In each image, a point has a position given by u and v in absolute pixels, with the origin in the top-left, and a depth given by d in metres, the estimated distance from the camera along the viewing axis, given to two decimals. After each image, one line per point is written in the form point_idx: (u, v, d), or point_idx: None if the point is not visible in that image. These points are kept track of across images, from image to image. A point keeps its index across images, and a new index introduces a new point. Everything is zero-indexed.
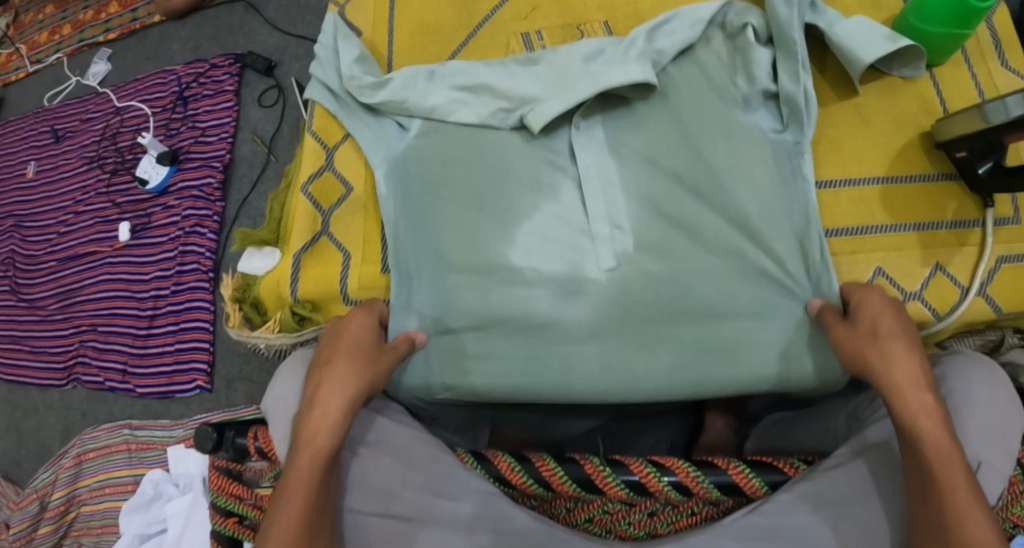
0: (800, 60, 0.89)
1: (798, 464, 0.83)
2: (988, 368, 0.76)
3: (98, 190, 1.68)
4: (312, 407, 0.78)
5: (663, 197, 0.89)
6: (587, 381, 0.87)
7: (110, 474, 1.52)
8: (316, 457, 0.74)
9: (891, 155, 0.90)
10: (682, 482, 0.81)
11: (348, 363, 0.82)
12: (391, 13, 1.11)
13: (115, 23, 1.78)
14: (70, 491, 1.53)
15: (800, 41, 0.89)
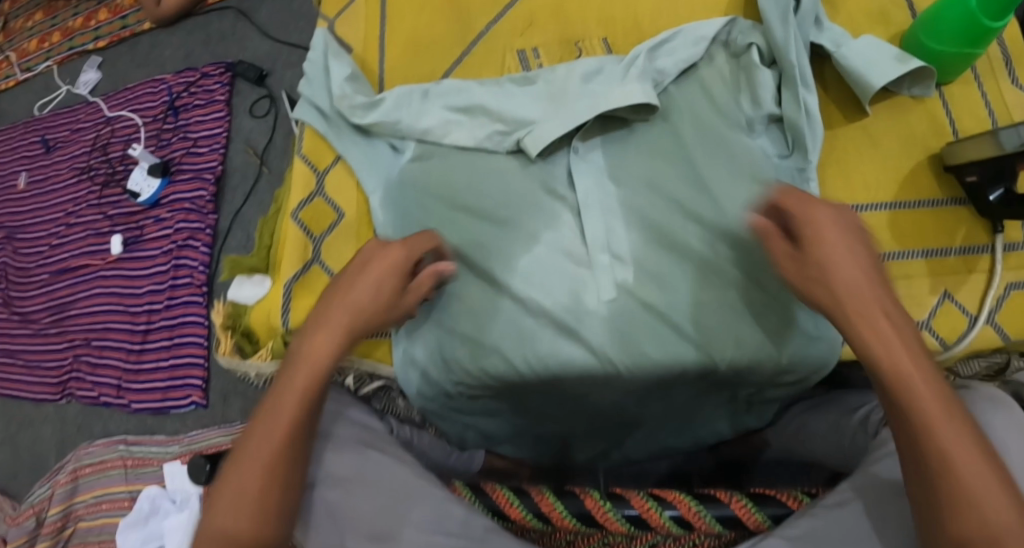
0: (803, 82, 0.87)
1: (800, 497, 0.81)
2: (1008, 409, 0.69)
3: (90, 202, 1.65)
4: (302, 359, 0.76)
5: (666, 224, 0.87)
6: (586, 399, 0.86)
7: (106, 491, 1.49)
8: (292, 417, 0.72)
9: (900, 179, 0.87)
10: (683, 515, 0.80)
11: (349, 316, 0.77)
12: (382, 29, 1.07)
13: (105, 30, 1.75)
14: (67, 507, 1.50)
15: (801, 64, 0.87)
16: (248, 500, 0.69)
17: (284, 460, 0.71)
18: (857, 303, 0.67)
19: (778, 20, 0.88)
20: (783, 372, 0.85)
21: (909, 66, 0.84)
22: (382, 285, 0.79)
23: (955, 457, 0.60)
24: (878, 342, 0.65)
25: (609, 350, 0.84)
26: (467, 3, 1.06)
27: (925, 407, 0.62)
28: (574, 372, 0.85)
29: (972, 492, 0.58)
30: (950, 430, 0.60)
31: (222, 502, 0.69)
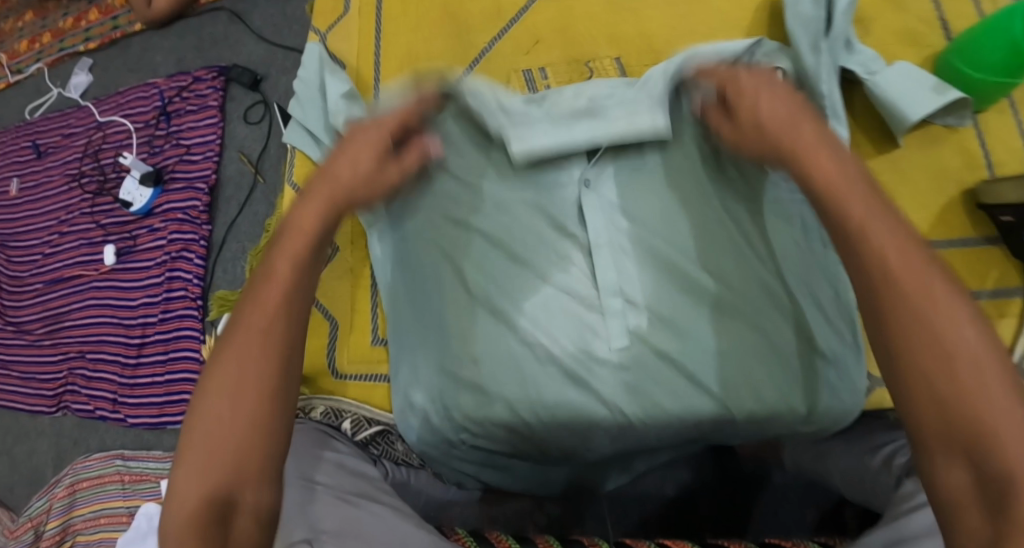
0: (833, 111, 0.80)
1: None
2: None
3: (82, 210, 1.60)
4: (290, 233, 0.73)
5: (684, 265, 0.82)
6: (594, 436, 0.82)
7: (104, 505, 1.45)
8: (282, 309, 0.68)
9: (930, 217, 0.81)
10: None
11: (334, 194, 0.75)
12: (376, 44, 1.01)
13: (96, 32, 1.69)
14: (65, 521, 1.47)
15: (831, 94, 0.81)
16: (244, 416, 0.64)
17: (275, 361, 0.66)
18: (793, 140, 0.69)
19: (809, 48, 0.81)
20: (802, 423, 0.81)
21: (947, 97, 0.79)
22: (372, 163, 0.78)
23: (960, 379, 0.57)
24: (824, 177, 0.66)
25: (620, 401, 0.80)
26: (466, 17, 1.00)
27: (925, 332, 0.58)
28: (583, 422, 0.81)
29: (985, 417, 0.55)
30: (951, 342, 0.57)
31: (209, 425, 0.63)
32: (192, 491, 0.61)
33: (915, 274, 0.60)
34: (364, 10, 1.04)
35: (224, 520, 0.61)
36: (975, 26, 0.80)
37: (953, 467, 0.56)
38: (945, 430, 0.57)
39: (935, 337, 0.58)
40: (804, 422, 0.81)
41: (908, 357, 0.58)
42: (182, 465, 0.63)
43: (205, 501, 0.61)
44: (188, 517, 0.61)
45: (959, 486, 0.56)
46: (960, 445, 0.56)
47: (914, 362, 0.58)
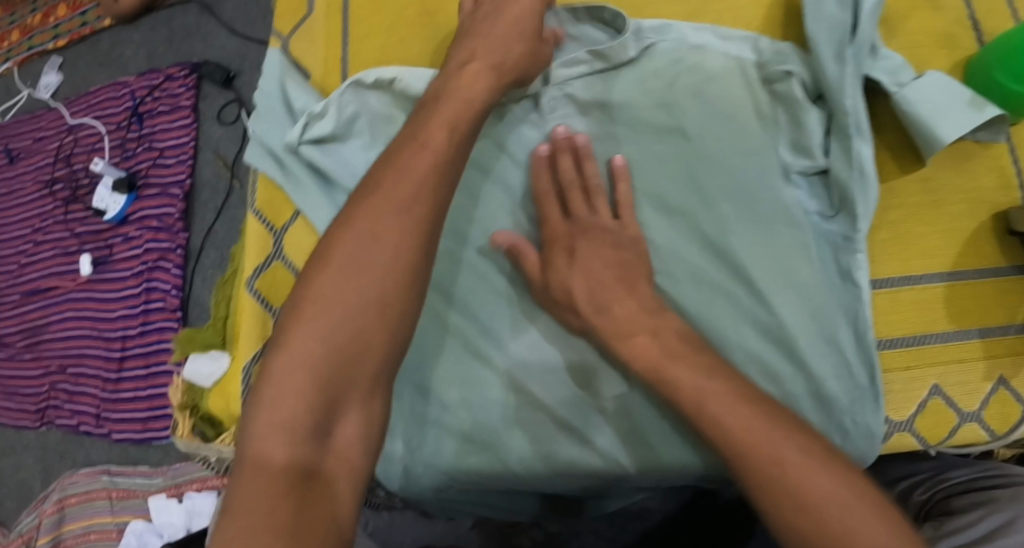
0: (855, 128, 0.71)
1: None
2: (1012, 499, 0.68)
3: (55, 217, 1.51)
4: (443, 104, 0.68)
5: (694, 307, 0.72)
6: (589, 486, 0.74)
7: (95, 521, 1.34)
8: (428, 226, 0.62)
9: (959, 245, 0.76)
10: None
11: (495, 74, 0.71)
12: (345, 50, 0.89)
13: (64, 28, 1.59)
14: (55, 536, 1.34)
15: (857, 108, 0.71)
16: (363, 311, 0.57)
17: (410, 262, 0.60)
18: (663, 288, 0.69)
19: (832, 56, 0.72)
20: None
21: (984, 113, 0.72)
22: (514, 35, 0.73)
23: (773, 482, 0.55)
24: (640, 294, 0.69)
25: (618, 451, 0.73)
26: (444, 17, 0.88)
27: (767, 478, 0.55)
28: (578, 476, 0.74)
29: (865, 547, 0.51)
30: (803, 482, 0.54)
31: (338, 306, 0.57)
32: (300, 381, 0.55)
33: (742, 430, 0.57)
34: (330, 9, 0.91)
35: (333, 414, 0.56)
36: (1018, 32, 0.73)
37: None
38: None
39: (790, 488, 0.54)
40: None
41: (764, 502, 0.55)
42: (300, 347, 0.56)
43: (314, 405, 0.55)
44: (294, 405, 0.54)
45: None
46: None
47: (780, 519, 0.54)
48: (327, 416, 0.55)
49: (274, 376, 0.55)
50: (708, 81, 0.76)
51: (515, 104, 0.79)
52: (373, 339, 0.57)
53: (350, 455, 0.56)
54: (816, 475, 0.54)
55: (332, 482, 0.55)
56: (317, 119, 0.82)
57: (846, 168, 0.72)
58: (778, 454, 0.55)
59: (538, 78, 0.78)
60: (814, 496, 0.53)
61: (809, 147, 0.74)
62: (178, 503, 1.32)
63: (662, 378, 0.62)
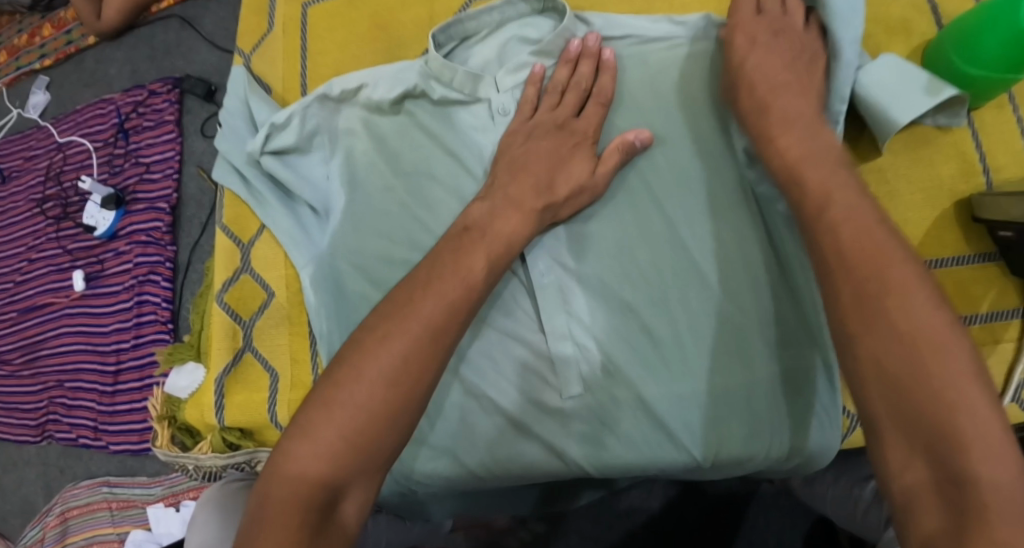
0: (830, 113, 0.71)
1: (764, 523, 1.00)
2: None
3: (48, 235, 1.53)
4: (490, 238, 0.69)
5: (641, 304, 0.73)
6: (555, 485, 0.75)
7: (94, 534, 1.35)
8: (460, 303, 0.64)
9: (920, 236, 0.75)
10: (677, 509, 1.02)
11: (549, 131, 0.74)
12: (303, 65, 0.90)
13: (50, 47, 1.61)
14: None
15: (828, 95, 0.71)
16: (401, 374, 0.60)
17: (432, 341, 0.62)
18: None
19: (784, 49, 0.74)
20: (784, 464, 0.72)
21: (940, 97, 0.71)
22: (568, 145, 0.75)
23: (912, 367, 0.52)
24: None
25: (574, 452, 0.73)
26: (398, 29, 0.88)
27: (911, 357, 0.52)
28: (539, 475, 0.74)
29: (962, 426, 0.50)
30: (917, 333, 0.52)
31: (358, 380, 0.59)
32: (326, 441, 0.57)
33: (883, 256, 0.56)
34: (287, 25, 0.92)
35: (344, 487, 0.57)
36: (975, 12, 0.71)
37: (914, 460, 0.51)
38: (904, 421, 0.52)
39: (899, 339, 0.53)
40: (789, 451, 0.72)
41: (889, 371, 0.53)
42: (320, 419, 0.58)
43: (326, 476, 0.57)
44: (331, 441, 0.57)
45: (916, 480, 0.51)
46: (920, 435, 0.51)
47: (873, 358, 0.54)
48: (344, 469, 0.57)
49: (297, 440, 0.58)
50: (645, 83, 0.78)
51: (464, 110, 0.80)
52: (400, 393, 0.60)
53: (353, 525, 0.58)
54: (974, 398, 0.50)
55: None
56: (277, 131, 0.81)
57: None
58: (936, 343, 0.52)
59: (489, 84, 0.79)
60: (940, 348, 0.52)
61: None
62: (176, 512, 1.33)
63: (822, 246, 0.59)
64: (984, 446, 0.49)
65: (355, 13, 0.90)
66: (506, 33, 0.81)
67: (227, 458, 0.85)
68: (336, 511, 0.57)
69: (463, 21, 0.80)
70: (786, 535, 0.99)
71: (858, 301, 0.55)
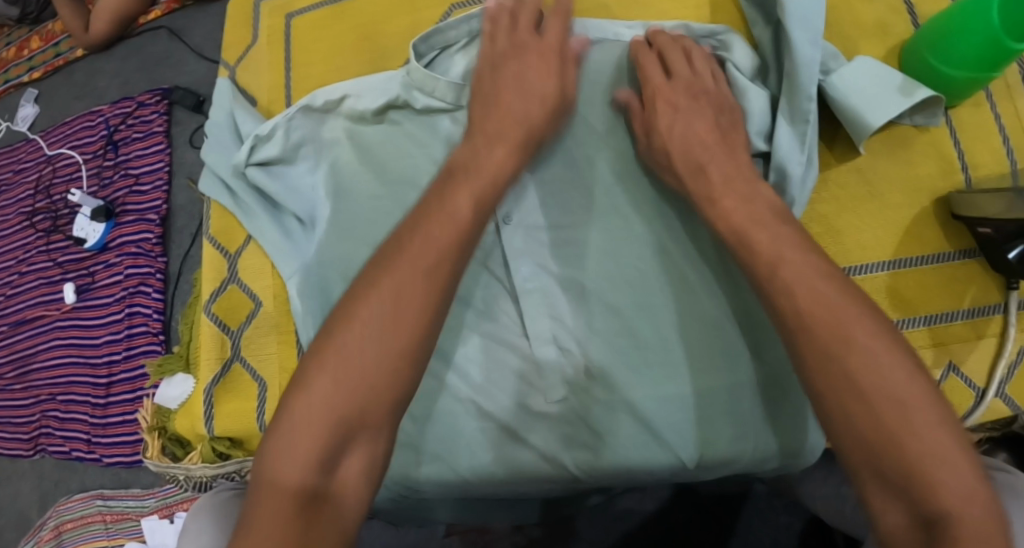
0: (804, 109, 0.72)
1: (757, 522, 1.00)
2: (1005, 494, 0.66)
3: (38, 248, 1.53)
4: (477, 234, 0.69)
5: (625, 307, 0.74)
6: (542, 490, 0.75)
7: None
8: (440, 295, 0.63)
9: (901, 234, 0.76)
10: (670, 511, 1.03)
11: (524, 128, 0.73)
12: (288, 76, 0.91)
13: (39, 60, 1.62)
14: None
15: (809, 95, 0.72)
16: (397, 334, 0.60)
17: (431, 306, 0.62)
18: (739, 210, 0.67)
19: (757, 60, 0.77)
20: (772, 464, 0.73)
21: (915, 98, 0.71)
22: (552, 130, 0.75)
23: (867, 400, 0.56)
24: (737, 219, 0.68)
25: (561, 456, 0.73)
26: (382, 39, 0.89)
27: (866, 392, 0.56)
28: (526, 480, 0.74)
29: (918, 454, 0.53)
30: (883, 388, 0.55)
31: (353, 341, 0.60)
32: (324, 399, 0.58)
33: (838, 304, 0.59)
34: (272, 37, 0.92)
35: (342, 446, 0.58)
36: (946, 14, 0.72)
37: (891, 504, 0.54)
38: (875, 467, 0.55)
39: (866, 394, 0.56)
40: (773, 452, 0.72)
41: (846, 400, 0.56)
42: (316, 377, 0.59)
43: (323, 436, 0.57)
44: (327, 397, 0.58)
45: (897, 524, 0.54)
46: (892, 481, 0.54)
47: (841, 414, 0.57)
48: (329, 478, 0.58)
49: (296, 398, 0.59)
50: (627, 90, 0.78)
51: (446, 118, 0.81)
52: (392, 357, 0.60)
53: (354, 482, 0.59)
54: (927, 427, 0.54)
55: (333, 508, 0.57)
56: (262, 143, 0.82)
57: (794, 151, 0.72)
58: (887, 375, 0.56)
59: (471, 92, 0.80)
60: (890, 387, 0.55)
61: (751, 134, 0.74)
62: (170, 524, 1.32)
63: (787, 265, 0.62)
64: (939, 471, 0.53)
65: (338, 24, 0.90)
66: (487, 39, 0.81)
67: (217, 467, 0.85)
68: (336, 470, 0.58)
69: (444, 30, 0.80)
70: (781, 536, 1.00)
71: (822, 320, 0.59)
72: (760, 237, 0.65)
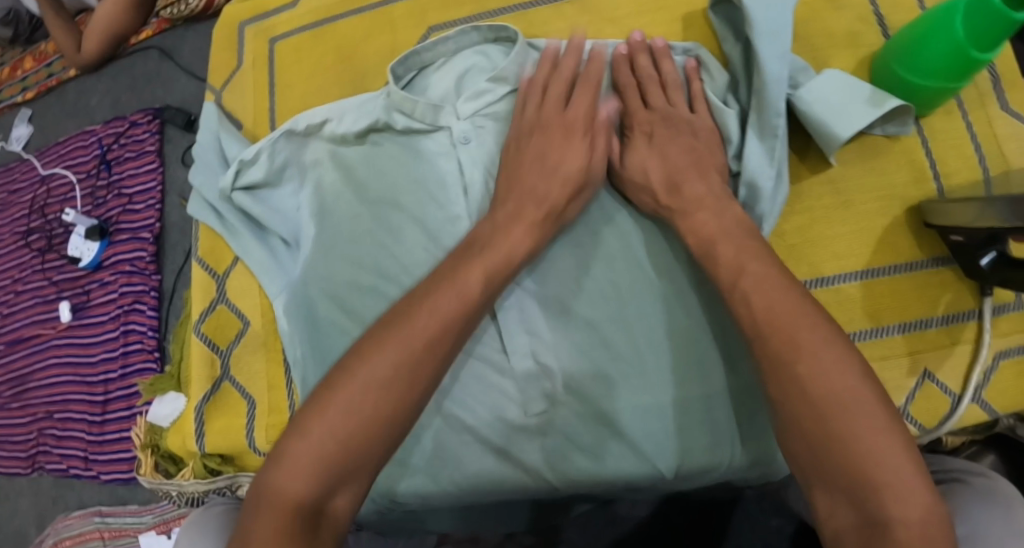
0: (773, 123, 0.74)
1: (749, 527, 1.02)
2: (985, 504, 0.67)
3: (34, 267, 1.54)
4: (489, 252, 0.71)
5: (601, 322, 0.75)
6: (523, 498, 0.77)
7: None
8: None
9: (874, 243, 0.77)
10: (664, 517, 1.03)
11: None
12: (272, 99, 0.92)
13: (31, 80, 1.63)
14: None
15: (780, 111, 0.74)
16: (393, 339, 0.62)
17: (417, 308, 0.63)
18: (711, 225, 0.71)
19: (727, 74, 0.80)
20: (746, 473, 0.74)
21: (883, 108, 0.73)
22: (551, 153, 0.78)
23: (815, 408, 0.58)
24: (713, 237, 0.70)
25: (541, 467, 0.75)
26: (362, 60, 0.90)
27: (809, 405, 0.59)
28: (507, 491, 0.76)
29: (861, 457, 0.56)
30: (829, 394, 0.58)
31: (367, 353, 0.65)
32: (341, 408, 0.62)
33: (794, 322, 0.62)
34: (256, 61, 0.94)
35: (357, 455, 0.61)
36: (913, 28, 0.73)
37: (836, 507, 0.57)
38: (821, 470, 0.58)
39: (814, 400, 0.58)
40: (747, 462, 0.74)
41: (802, 408, 0.59)
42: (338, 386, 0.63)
43: (340, 443, 0.61)
44: (345, 406, 0.62)
45: (842, 528, 0.56)
46: (835, 484, 0.57)
47: (790, 418, 0.60)
48: (330, 495, 0.60)
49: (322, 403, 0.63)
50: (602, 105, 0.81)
51: (427, 139, 0.83)
52: None
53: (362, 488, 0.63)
54: (872, 435, 0.56)
55: (337, 511, 0.61)
56: (247, 167, 0.83)
57: (763, 165, 0.74)
58: (839, 386, 0.59)
59: (449, 115, 0.81)
60: (838, 398, 0.58)
61: (725, 148, 0.77)
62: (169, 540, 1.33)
63: (757, 295, 0.65)
64: (887, 475, 0.55)
65: (320, 47, 0.92)
66: (462, 62, 0.84)
67: (209, 482, 0.87)
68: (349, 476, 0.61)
69: (421, 52, 0.83)
70: (773, 539, 1.01)
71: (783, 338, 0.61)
72: (734, 254, 0.68)
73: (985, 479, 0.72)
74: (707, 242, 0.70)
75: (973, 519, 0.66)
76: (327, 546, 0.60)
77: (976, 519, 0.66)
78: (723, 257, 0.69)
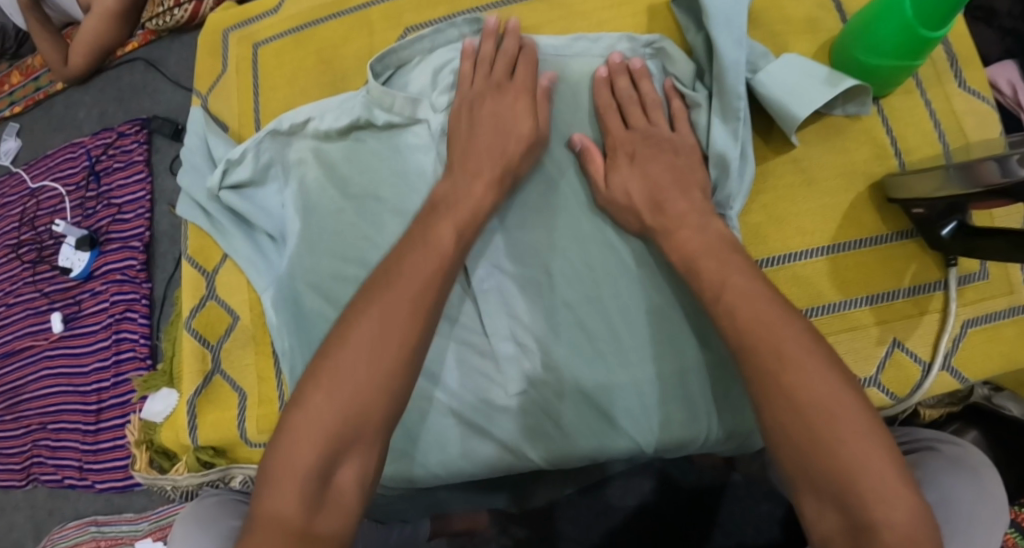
0: (734, 107, 0.77)
1: (738, 510, 1.03)
2: (956, 474, 0.70)
3: (25, 279, 1.55)
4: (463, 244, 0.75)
5: (577, 303, 0.77)
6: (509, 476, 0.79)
7: None
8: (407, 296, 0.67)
9: (839, 219, 0.80)
10: (654, 505, 1.05)
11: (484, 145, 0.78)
12: (256, 102, 0.95)
13: (19, 94, 1.65)
14: None
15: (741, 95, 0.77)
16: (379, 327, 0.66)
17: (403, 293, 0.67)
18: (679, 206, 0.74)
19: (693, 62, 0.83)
20: (722, 445, 0.77)
21: (838, 87, 0.76)
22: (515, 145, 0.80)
23: (780, 378, 0.63)
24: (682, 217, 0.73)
25: (523, 446, 0.77)
26: (341, 61, 0.93)
27: (775, 377, 0.63)
28: (492, 470, 0.78)
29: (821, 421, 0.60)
30: (799, 366, 0.62)
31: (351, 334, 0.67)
32: (340, 382, 0.64)
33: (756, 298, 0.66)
34: (239, 65, 0.97)
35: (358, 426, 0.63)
36: (866, 13, 0.76)
37: (802, 469, 0.61)
38: (795, 443, 0.61)
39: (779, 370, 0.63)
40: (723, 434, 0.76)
41: (769, 378, 0.63)
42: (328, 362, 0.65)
43: (341, 416, 0.63)
44: (340, 384, 0.64)
45: (830, 529, 0.60)
46: (802, 450, 0.61)
47: (776, 412, 0.63)
48: (333, 468, 0.62)
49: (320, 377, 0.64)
50: (573, 94, 0.83)
51: (405, 132, 0.85)
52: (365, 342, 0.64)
53: (365, 460, 0.64)
54: (833, 403, 0.61)
55: (341, 484, 0.62)
56: (234, 166, 0.85)
57: (728, 147, 0.77)
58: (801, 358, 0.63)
59: (425, 108, 0.84)
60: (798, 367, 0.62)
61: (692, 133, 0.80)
62: None
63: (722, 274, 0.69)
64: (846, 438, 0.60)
65: (301, 49, 0.94)
66: (437, 58, 0.87)
67: (202, 475, 0.90)
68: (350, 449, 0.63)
69: (398, 50, 0.85)
70: (764, 524, 1.02)
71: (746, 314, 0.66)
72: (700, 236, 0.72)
73: (955, 447, 0.74)
74: (676, 222, 0.74)
75: (943, 486, 0.68)
76: (334, 518, 0.61)
77: (947, 487, 0.68)
78: (691, 236, 0.72)
